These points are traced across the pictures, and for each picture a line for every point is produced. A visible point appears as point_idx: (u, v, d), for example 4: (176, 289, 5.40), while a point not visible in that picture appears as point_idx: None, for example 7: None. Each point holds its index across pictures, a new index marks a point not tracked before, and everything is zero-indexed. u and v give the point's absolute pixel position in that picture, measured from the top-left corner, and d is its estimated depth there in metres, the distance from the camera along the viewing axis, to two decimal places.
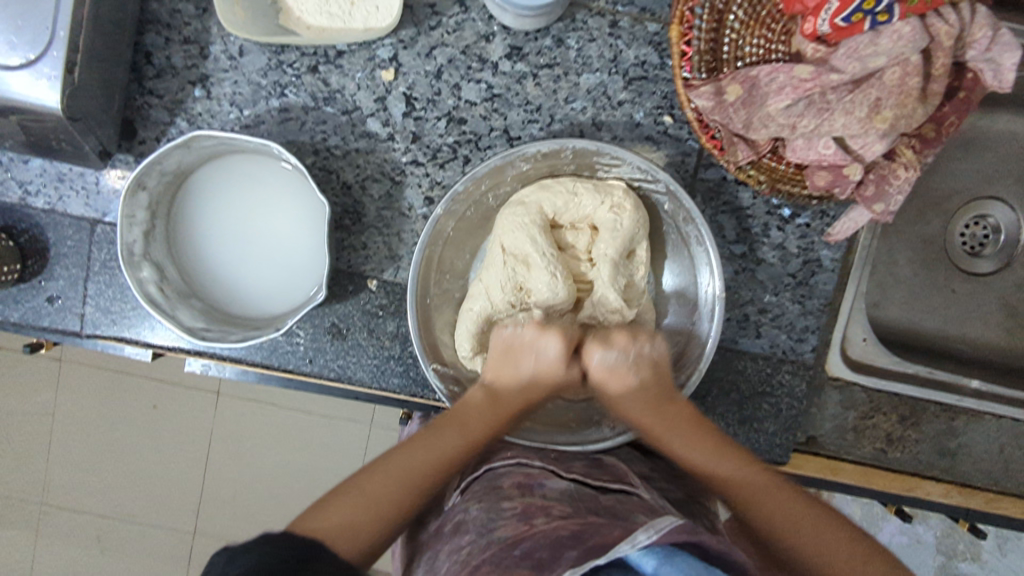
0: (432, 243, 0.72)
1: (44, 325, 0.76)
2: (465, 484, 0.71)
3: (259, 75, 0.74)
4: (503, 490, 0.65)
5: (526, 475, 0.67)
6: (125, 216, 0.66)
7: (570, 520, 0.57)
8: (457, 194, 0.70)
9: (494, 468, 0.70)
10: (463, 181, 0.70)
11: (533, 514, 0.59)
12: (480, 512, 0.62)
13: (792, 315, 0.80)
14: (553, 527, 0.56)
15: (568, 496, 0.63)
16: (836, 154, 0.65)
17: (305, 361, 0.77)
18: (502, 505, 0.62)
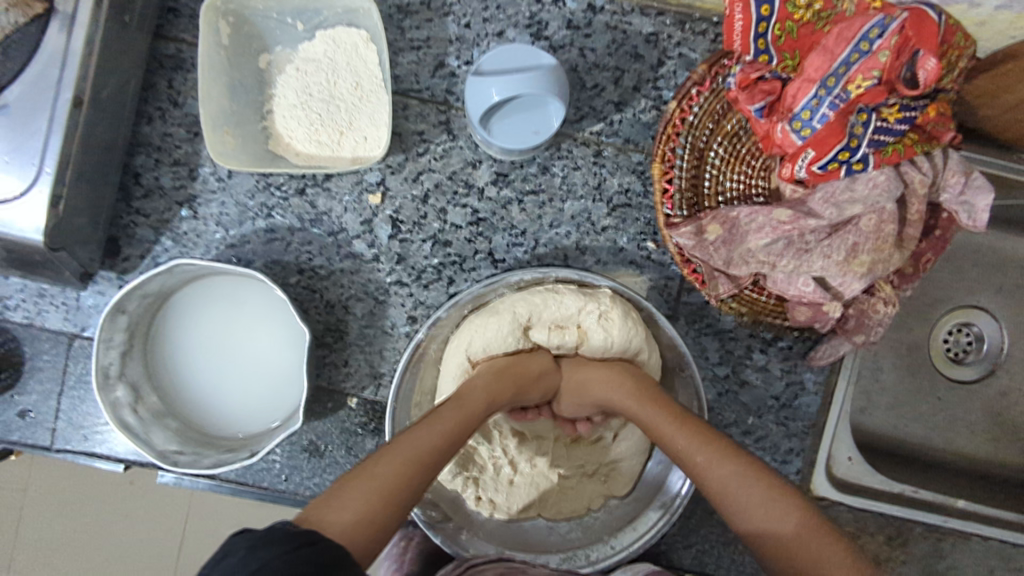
0: (413, 365, 0.72)
1: (12, 439, 0.75)
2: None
3: (246, 196, 0.74)
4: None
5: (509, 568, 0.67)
6: (102, 341, 0.65)
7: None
8: (439, 319, 0.70)
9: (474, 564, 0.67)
10: (446, 308, 0.69)
11: None
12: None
13: (775, 437, 0.80)
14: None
15: None
16: (815, 292, 0.66)
17: (279, 479, 0.76)
18: None
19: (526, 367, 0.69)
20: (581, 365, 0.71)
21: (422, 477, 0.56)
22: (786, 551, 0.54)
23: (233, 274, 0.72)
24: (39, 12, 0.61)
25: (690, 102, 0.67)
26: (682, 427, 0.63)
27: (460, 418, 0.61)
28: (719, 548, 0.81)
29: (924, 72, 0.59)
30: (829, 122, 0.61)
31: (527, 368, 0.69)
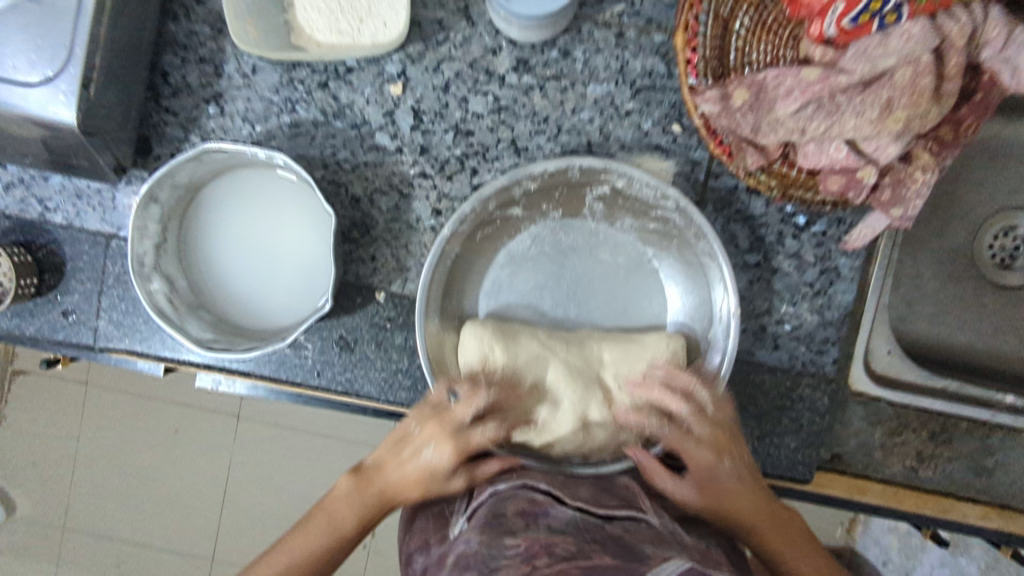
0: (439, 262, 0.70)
1: (59, 339, 0.77)
2: (467, 507, 0.64)
3: (271, 92, 0.75)
4: (506, 519, 0.57)
5: (531, 500, 0.60)
6: (136, 228, 0.67)
7: (574, 564, 0.48)
8: (464, 215, 0.68)
9: (499, 491, 0.62)
10: (470, 202, 0.68)
11: (535, 553, 0.51)
12: (481, 545, 0.54)
13: (810, 326, 0.77)
14: (558, 570, 0.47)
15: (574, 527, 0.55)
16: (848, 157, 0.63)
17: (312, 374, 0.77)
18: (503, 540, 0.53)
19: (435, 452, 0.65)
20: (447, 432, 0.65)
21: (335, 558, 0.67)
22: None
23: (258, 165, 0.73)
24: None
25: None
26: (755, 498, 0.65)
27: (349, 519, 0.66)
28: (755, 445, 0.78)
29: None
30: None
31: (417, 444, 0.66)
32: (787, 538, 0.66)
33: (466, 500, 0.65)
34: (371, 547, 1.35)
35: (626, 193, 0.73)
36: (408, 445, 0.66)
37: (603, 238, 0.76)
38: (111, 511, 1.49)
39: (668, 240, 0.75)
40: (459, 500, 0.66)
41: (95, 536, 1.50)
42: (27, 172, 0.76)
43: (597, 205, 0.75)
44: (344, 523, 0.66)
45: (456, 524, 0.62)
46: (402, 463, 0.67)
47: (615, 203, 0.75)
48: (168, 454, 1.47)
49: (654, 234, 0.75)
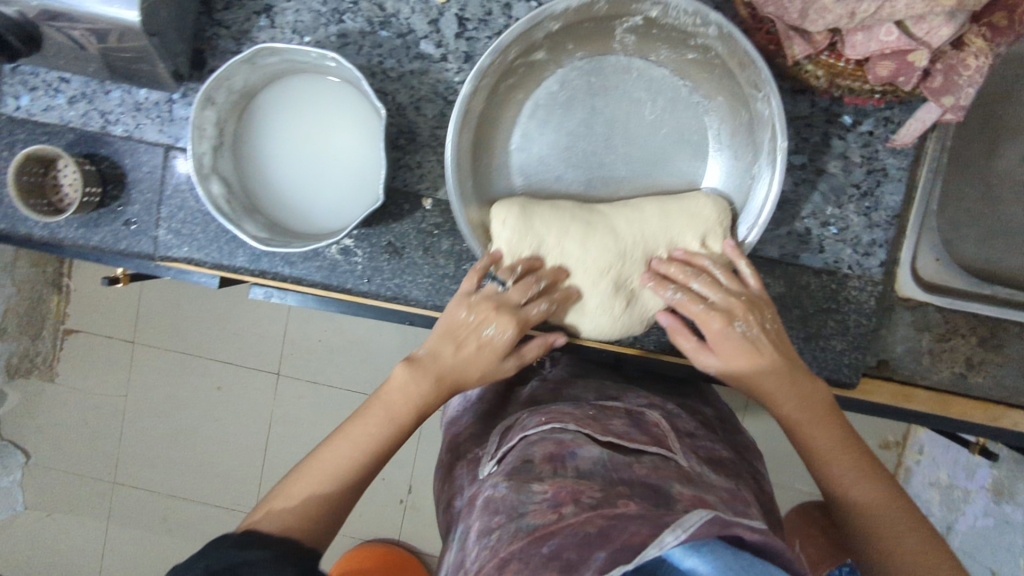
0: (466, 117, 0.69)
1: (121, 249, 0.81)
2: (501, 452, 0.61)
3: (319, 3, 0.77)
4: (533, 467, 0.54)
5: (558, 443, 0.56)
6: (196, 128, 0.69)
7: (600, 512, 0.45)
8: (483, 68, 0.65)
9: (529, 436, 0.60)
10: (489, 54, 0.65)
11: (563, 502, 0.47)
12: (508, 489, 0.52)
13: (856, 228, 0.77)
14: (585, 520, 0.44)
15: (602, 470, 0.52)
16: (899, 40, 0.62)
17: (362, 280, 0.79)
18: (531, 486, 0.51)
19: (483, 351, 0.64)
20: (486, 352, 0.64)
21: (347, 495, 0.59)
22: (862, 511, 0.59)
23: (308, 71, 0.75)
24: None
25: None
26: (814, 417, 0.64)
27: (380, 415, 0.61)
28: (800, 348, 0.78)
29: None
30: None
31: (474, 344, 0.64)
32: (842, 452, 0.62)
33: (500, 442, 0.63)
34: (407, 502, 1.38)
35: (660, 23, 0.69)
36: (467, 333, 0.65)
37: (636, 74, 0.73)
38: (160, 459, 1.54)
39: (710, 73, 0.72)
40: (492, 441, 0.64)
41: (143, 485, 1.55)
42: (88, 86, 0.80)
43: (628, 38, 0.71)
44: (402, 412, 0.62)
45: (489, 470, 0.60)
46: (410, 383, 0.63)
47: (648, 33, 0.71)
48: (214, 402, 1.51)
49: (690, 65, 0.72)
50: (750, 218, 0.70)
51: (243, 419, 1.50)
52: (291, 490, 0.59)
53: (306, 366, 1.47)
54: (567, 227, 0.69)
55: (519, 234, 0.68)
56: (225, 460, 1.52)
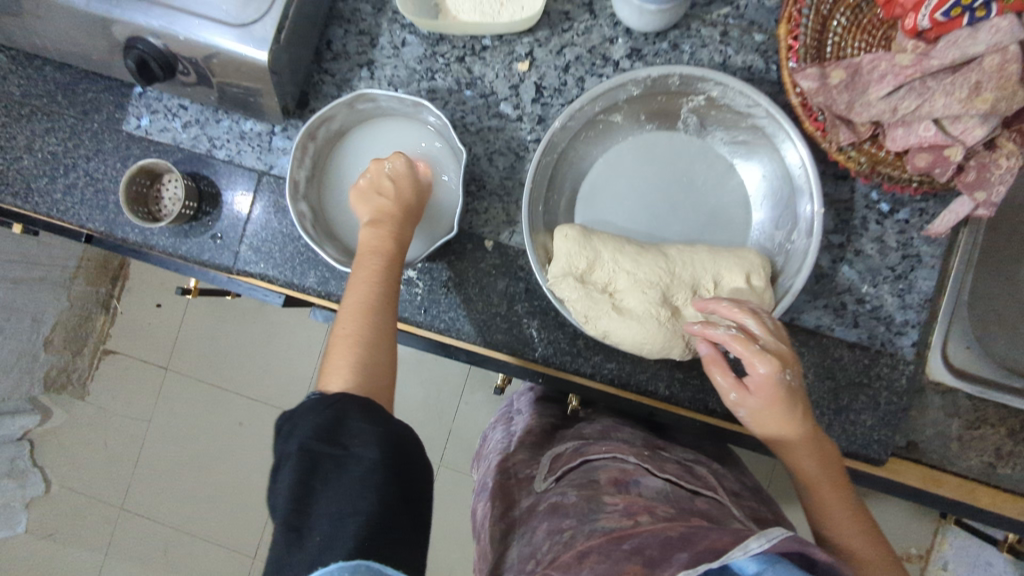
0: (547, 153, 0.79)
1: (204, 259, 0.88)
2: (557, 473, 0.68)
3: (415, 62, 0.87)
4: (600, 485, 0.59)
5: (621, 470, 0.62)
6: (297, 158, 0.78)
7: (676, 522, 0.48)
8: (574, 110, 0.76)
9: (591, 461, 0.66)
10: (581, 100, 0.76)
11: (637, 511, 0.52)
12: (580, 499, 0.57)
13: (890, 308, 0.81)
14: (662, 527, 0.47)
15: (665, 496, 0.56)
16: (936, 135, 0.70)
17: (419, 310, 0.85)
18: (602, 500, 0.55)
19: (399, 188, 0.76)
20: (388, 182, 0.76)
21: (378, 327, 0.66)
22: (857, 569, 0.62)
23: (396, 117, 0.84)
24: None
25: None
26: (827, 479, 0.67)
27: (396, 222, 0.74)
28: (831, 419, 0.80)
29: None
30: None
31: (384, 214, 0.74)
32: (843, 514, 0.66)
33: (556, 466, 0.69)
34: None
35: (719, 104, 0.78)
36: (376, 179, 0.76)
37: (697, 149, 0.82)
38: (175, 484, 1.55)
39: (756, 150, 0.80)
40: (547, 466, 0.70)
41: (154, 510, 1.55)
42: (202, 114, 0.90)
43: (691, 118, 0.81)
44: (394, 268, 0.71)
45: (548, 485, 0.66)
46: (386, 213, 0.74)
47: (708, 113, 0.80)
48: (238, 433, 1.53)
49: (741, 145, 0.81)
50: (793, 270, 0.75)
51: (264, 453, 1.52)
52: (336, 366, 0.63)
53: None
54: (621, 248, 0.75)
55: (577, 251, 0.74)
56: (239, 494, 1.52)
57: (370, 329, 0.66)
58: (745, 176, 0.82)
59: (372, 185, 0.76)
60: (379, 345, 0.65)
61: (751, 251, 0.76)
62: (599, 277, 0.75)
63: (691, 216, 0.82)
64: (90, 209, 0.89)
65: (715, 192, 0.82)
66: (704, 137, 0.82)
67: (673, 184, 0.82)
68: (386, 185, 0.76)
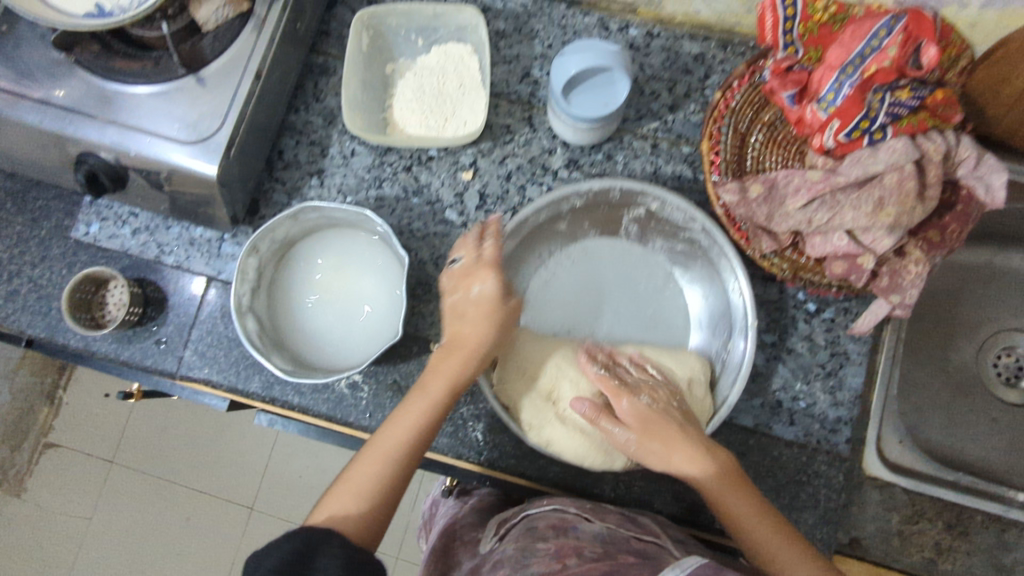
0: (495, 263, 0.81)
1: (146, 364, 0.87)
2: (501, 531, 0.72)
3: (364, 171, 0.91)
4: (538, 531, 0.67)
5: (560, 518, 0.69)
6: (241, 272, 0.79)
7: (602, 561, 0.60)
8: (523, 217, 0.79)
9: (531, 514, 0.72)
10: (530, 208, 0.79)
11: (567, 554, 0.62)
12: (516, 551, 0.65)
13: (823, 405, 0.84)
14: (586, 568, 0.59)
15: (600, 539, 0.65)
16: (849, 244, 0.75)
17: (364, 414, 0.84)
18: (536, 545, 0.64)
19: (483, 313, 0.72)
20: (480, 303, 0.72)
21: (402, 472, 0.66)
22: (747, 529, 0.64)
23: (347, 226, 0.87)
24: (244, 9, 0.80)
25: (732, 92, 0.82)
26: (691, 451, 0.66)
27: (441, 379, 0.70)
28: None
29: (926, 59, 0.73)
30: (849, 98, 0.74)
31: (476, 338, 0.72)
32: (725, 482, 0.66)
33: (498, 525, 0.74)
34: None
35: (658, 215, 0.83)
36: (466, 304, 0.73)
37: (638, 258, 0.86)
38: None
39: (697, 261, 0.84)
40: (492, 526, 0.75)
41: None
42: (152, 221, 0.91)
43: (632, 227, 0.86)
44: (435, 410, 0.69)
45: (492, 544, 0.71)
46: (472, 330, 0.71)
47: (648, 225, 0.85)
48: (181, 534, 1.46)
49: (681, 254, 0.85)
50: (729, 379, 0.77)
51: (211, 554, 1.45)
52: (330, 502, 0.63)
53: (282, 502, 1.46)
54: (565, 350, 0.80)
55: (522, 359, 0.79)
56: None
57: (385, 471, 0.65)
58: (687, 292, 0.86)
59: (459, 312, 0.73)
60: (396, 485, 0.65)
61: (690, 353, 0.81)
62: (544, 384, 0.78)
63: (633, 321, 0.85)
64: (32, 314, 0.88)
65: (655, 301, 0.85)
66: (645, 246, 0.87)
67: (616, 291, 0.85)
68: (470, 310, 0.72)
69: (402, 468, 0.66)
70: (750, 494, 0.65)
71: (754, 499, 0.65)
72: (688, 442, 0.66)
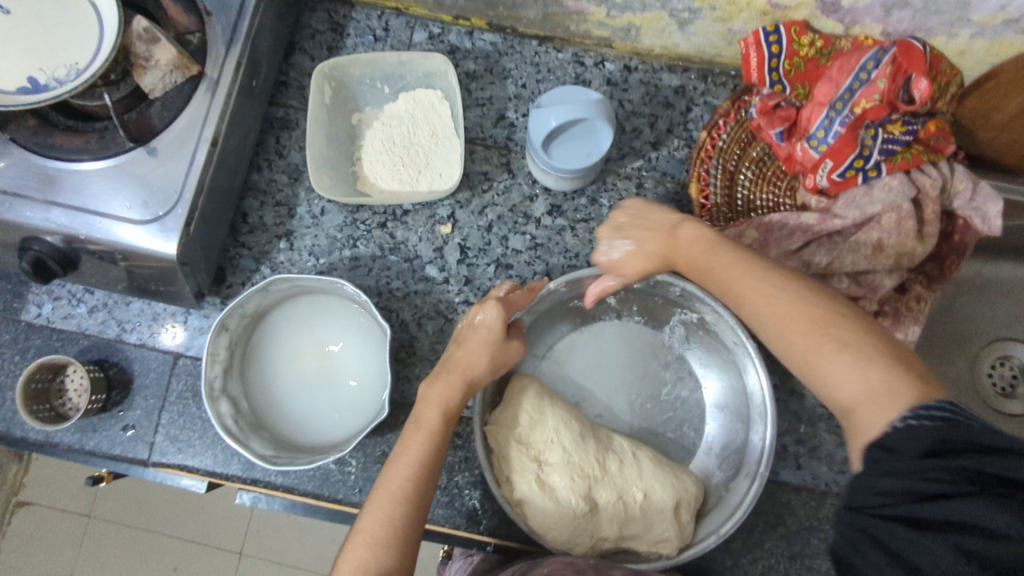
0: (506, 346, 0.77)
1: (115, 453, 0.81)
2: None
3: (335, 230, 0.86)
4: None
5: None
6: (209, 353, 0.74)
7: None
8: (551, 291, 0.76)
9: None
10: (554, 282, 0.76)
11: None
12: None
13: (829, 446, 0.82)
14: None
15: None
16: (851, 287, 0.72)
17: (354, 490, 0.80)
18: None
19: (489, 349, 0.69)
20: (485, 332, 0.69)
21: (415, 521, 0.58)
22: (805, 364, 0.53)
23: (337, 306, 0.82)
24: (193, 72, 0.75)
25: (717, 131, 0.79)
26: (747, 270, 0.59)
27: (439, 410, 0.64)
28: (788, 565, 0.79)
29: (919, 91, 0.69)
30: (842, 136, 0.71)
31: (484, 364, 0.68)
32: (749, 284, 0.58)
33: None
34: None
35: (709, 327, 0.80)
36: (468, 335, 0.70)
37: (674, 360, 0.83)
38: None
39: (723, 364, 0.81)
40: None
41: None
42: (110, 297, 0.85)
43: (678, 329, 0.83)
44: (442, 437, 0.63)
45: None
46: (482, 352, 0.69)
47: (695, 331, 0.82)
48: None
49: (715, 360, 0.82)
50: (718, 518, 0.73)
51: None
52: (347, 563, 0.55)
53: (272, 551, 1.40)
54: (568, 420, 0.75)
55: (522, 409, 0.74)
56: None
57: (399, 522, 0.57)
58: (707, 388, 0.82)
59: (468, 338, 0.70)
60: (413, 533, 0.57)
61: (691, 475, 0.76)
62: (536, 442, 0.73)
63: (649, 413, 0.82)
64: None
65: (676, 404, 0.82)
66: (685, 352, 0.83)
67: (641, 397, 0.82)
68: (474, 338, 0.69)
69: (412, 520, 0.58)
70: (840, 339, 0.52)
71: (842, 353, 0.51)
72: (773, 274, 0.58)
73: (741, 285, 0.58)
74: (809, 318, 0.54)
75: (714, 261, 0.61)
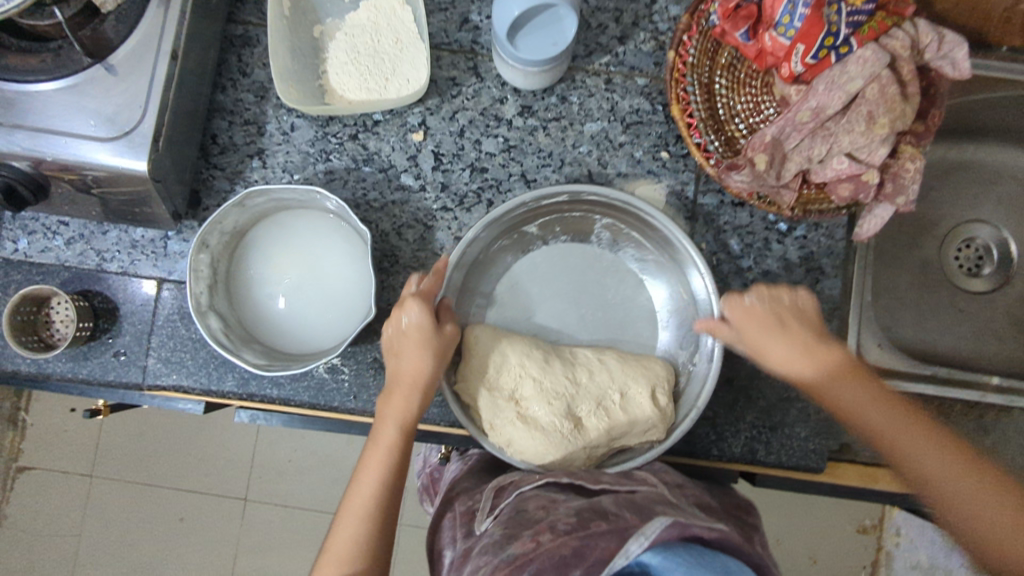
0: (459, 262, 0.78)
1: (110, 379, 0.82)
2: (496, 508, 0.68)
3: (308, 145, 0.85)
4: (527, 513, 0.63)
5: (551, 499, 0.64)
6: (192, 270, 0.74)
7: (574, 534, 0.55)
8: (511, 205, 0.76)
9: (523, 492, 0.67)
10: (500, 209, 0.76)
11: (540, 532, 0.58)
12: (502, 538, 0.60)
13: None
14: (561, 543, 0.54)
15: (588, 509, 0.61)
16: (850, 166, 0.74)
17: (348, 397, 0.82)
18: (524, 529, 0.60)
19: (421, 347, 0.71)
20: (411, 332, 0.71)
21: (381, 531, 0.64)
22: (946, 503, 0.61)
23: (306, 217, 0.83)
24: None
25: (684, 48, 0.80)
26: (878, 402, 0.66)
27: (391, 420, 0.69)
28: (769, 436, 0.83)
29: None
30: (808, 18, 0.71)
31: (424, 363, 0.71)
32: (879, 418, 0.65)
33: (495, 498, 0.70)
34: None
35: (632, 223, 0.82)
36: (403, 341, 0.71)
37: (608, 264, 0.85)
38: None
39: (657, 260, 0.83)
40: (489, 493, 0.72)
41: None
42: (85, 228, 0.85)
43: (604, 233, 0.85)
44: (398, 457, 0.68)
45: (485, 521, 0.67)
46: (420, 345, 0.71)
47: (621, 230, 0.84)
48: (178, 539, 1.43)
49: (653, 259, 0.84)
50: (693, 394, 0.78)
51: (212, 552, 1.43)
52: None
53: (274, 489, 1.42)
54: (528, 351, 0.78)
55: (478, 358, 0.77)
56: None
57: (367, 534, 0.63)
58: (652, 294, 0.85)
59: (404, 340, 0.71)
60: (381, 542, 0.64)
61: (659, 362, 0.80)
62: (505, 382, 0.76)
63: (627, 299, 0.84)
64: None
65: (624, 306, 0.84)
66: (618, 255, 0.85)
67: (589, 305, 0.84)
68: (405, 338, 0.71)
69: (378, 530, 0.64)
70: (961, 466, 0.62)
71: (983, 479, 0.61)
72: (893, 406, 0.65)
73: (870, 417, 0.65)
74: (937, 435, 0.64)
75: (853, 405, 0.66)
